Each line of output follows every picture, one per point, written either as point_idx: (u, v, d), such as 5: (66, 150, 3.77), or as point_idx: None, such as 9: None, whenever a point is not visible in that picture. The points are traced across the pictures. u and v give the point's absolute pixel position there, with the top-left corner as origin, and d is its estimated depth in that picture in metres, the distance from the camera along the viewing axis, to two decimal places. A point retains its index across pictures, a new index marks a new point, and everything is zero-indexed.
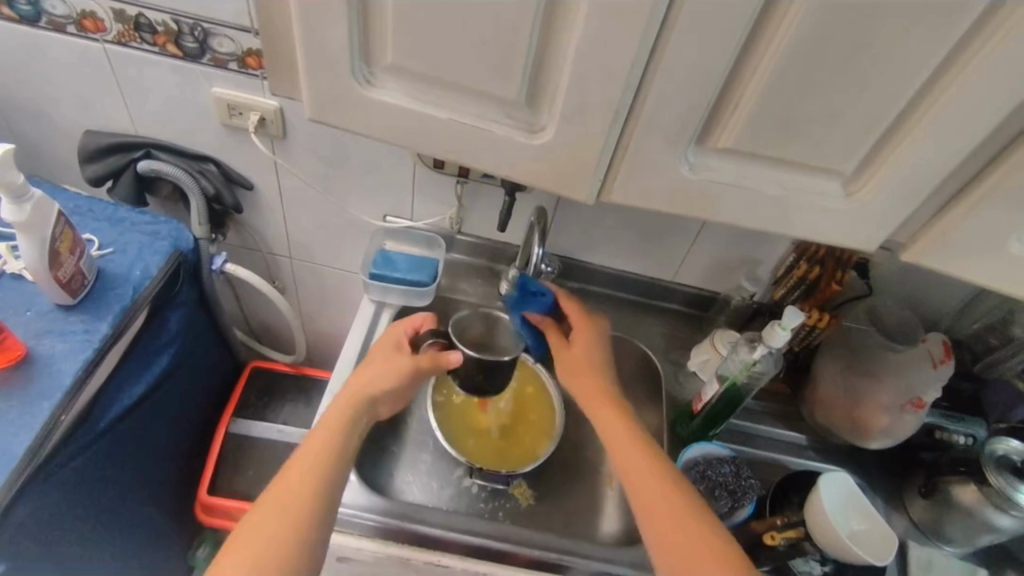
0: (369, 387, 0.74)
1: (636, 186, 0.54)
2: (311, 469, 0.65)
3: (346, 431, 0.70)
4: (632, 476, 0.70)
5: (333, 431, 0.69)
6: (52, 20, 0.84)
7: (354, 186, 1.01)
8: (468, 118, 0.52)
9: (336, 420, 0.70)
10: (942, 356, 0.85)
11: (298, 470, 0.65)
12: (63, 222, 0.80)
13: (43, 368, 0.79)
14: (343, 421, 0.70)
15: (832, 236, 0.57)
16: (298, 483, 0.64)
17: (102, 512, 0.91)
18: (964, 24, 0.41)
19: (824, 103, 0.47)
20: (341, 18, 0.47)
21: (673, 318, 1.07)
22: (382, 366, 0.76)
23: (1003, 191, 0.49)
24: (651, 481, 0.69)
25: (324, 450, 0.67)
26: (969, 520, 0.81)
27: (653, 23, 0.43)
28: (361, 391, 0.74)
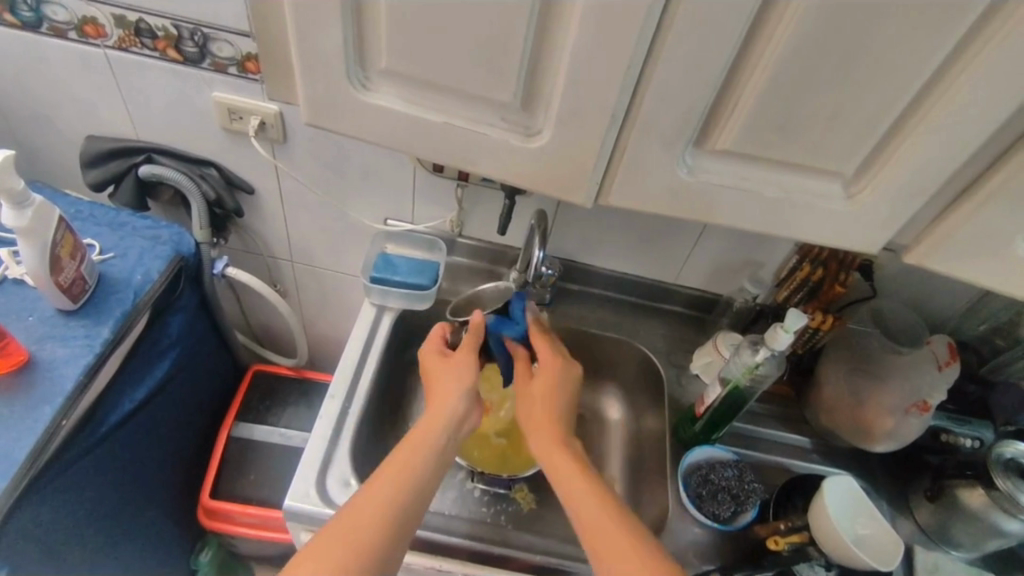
0: (450, 401, 0.74)
1: (633, 188, 0.53)
2: (400, 480, 0.65)
3: (433, 445, 0.69)
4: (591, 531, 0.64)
5: (421, 444, 0.69)
6: (53, 26, 0.84)
7: (355, 189, 1.01)
8: (464, 122, 0.52)
9: (421, 434, 0.70)
10: (947, 358, 0.85)
11: (385, 481, 0.64)
12: (64, 227, 0.81)
13: (44, 373, 0.79)
14: (429, 436, 0.70)
15: (834, 239, 0.56)
16: (384, 496, 0.63)
17: (105, 516, 0.91)
18: (966, 23, 0.41)
19: (824, 103, 0.46)
20: (335, 23, 0.47)
21: (675, 320, 1.06)
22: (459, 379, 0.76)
23: (1007, 192, 0.49)
24: (608, 532, 0.63)
25: (409, 464, 0.67)
26: (978, 524, 0.80)
27: (649, 24, 0.42)
28: (447, 401, 0.74)
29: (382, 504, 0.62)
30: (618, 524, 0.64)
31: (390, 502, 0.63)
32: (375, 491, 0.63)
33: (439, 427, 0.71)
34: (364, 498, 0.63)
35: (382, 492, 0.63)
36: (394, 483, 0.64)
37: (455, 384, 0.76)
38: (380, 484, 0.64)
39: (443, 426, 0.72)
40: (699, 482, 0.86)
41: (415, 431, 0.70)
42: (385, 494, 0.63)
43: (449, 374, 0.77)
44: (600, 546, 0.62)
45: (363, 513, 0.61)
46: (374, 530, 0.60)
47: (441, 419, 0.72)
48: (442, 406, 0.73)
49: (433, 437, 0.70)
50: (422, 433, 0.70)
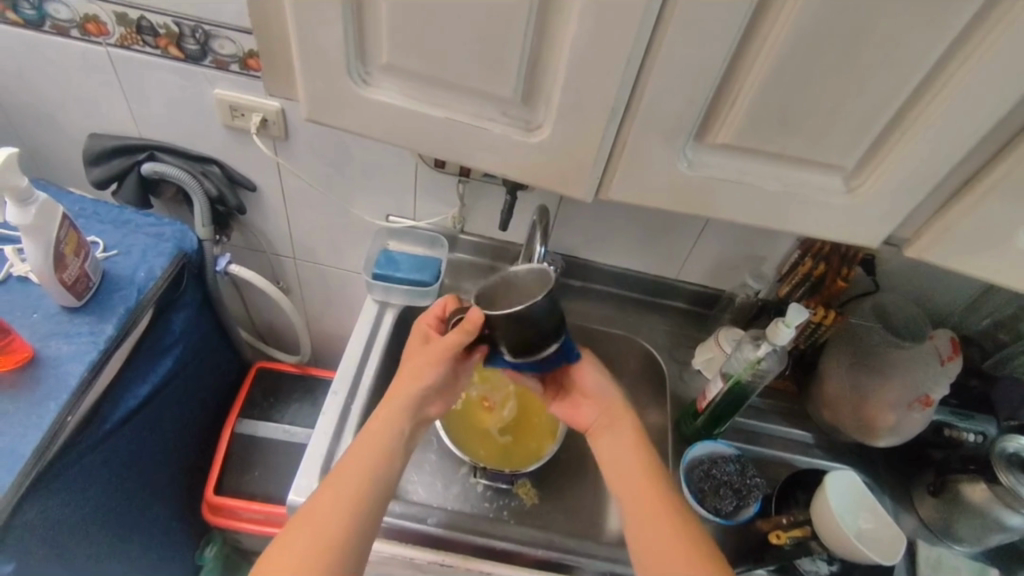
0: (407, 388, 0.72)
1: (634, 183, 0.54)
2: (360, 474, 0.65)
3: (392, 435, 0.69)
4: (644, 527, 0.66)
5: (380, 435, 0.68)
6: (55, 24, 0.85)
7: (357, 186, 1.01)
8: (464, 117, 0.52)
9: (378, 428, 0.69)
10: (949, 353, 0.86)
11: (346, 476, 0.64)
12: (67, 224, 0.81)
13: (49, 370, 0.80)
14: (385, 430, 0.69)
15: (836, 232, 0.56)
16: (344, 490, 0.63)
17: (110, 513, 0.92)
18: (967, 13, 0.40)
19: (823, 97, 0.46)
20: (335, 19, 0.47)
21: (676, 315, 1.07)
22: (418, 365, 0.73)
23: (1009, 185, 0.49)
24: (654, 502, 0.67)
25: (368, 459, 0.66)
26: (981, 519, 0.79)
27: (648, 19, 0.42)
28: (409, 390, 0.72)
29: (342, 499, 0.62)
30: (667, 516, 0.66)
31: (350, 495, 0.63)
32: (332, 492, 0.63)
33: (394, 417, 0.70)
34: (320, 500, 0.62)
35: (338, 491, 0.63)
36: (350, 483, 0.64)
37: (412, 373, 0.72)
38: (340, 479, 0.64)
39: (398, 414, 0.70)
40: (701, 477, 0.85)
41: (372, 423, 0.69)
42: (340, 494, 0.63)
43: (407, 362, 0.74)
44: (646, 516, 0.66)
45: (322, 509, 0.61)
46: (332, 532, 0.60)
47: (397, 407, 0.70)
48: (397, 395, 0.71)
49: (389, 430, 0.69)
50: (381, 428, 0.69)
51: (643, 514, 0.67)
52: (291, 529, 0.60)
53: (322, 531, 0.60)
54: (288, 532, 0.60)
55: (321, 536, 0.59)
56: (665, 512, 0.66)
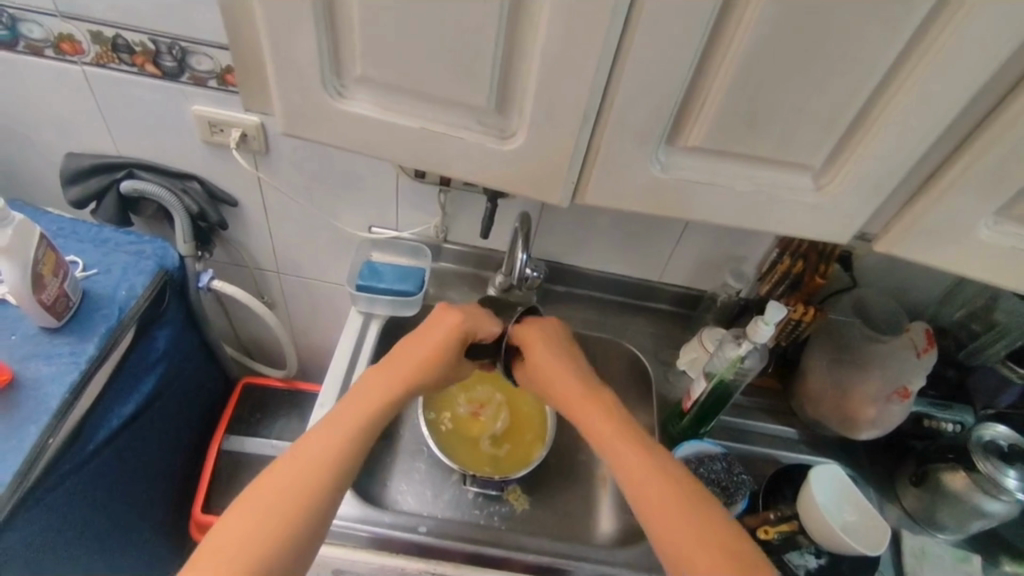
0: (412, 372, 0.73)
1: (609, 188, 0.55)
2: (344, 434, 0.66)
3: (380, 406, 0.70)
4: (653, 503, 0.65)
5: (370, 402, 0.70)
6: (29, 44, 0.84)
7: (338, 199, 1.01)
8: (441, 126, 0.53)
9: (368, 401, 0.70)
10: (924, 344, 0.86)
11: (332, 431, 0.66)
12: (45, 244, 0.80)
13: (30, 392, 0.79)
14: (377, 398, 0.70)
15: (809, 230, 0.57)
16: (326, 445, 0.65)
17: (94, 534, 0.91)
18: (921, 10, 0.42)
19: (788, 99, 0.48)
20: (309, 32, 0.47)
21: (659, 317, 1.08)
22: (428, 355, 0.75)
23: (969, 178, 0.50)
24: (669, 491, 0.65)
25: (351, 424, 0.67)
26: (961, 506, 0.81)
27: (616, 23, 0.43)
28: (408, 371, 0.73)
29: (321, 451, 0.64)
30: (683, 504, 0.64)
31: (327, 452, 0.64)
32: (313, 444, 0.65)
33: (387, 394, 0.71)
34: (299, 452, 0.64)
35: (314, 452, 0.64)
36: (334, 444, 0.65)
37: (416, 360, 0.74)
38: (327, 433, 0.66)
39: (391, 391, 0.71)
40: None
41: (365, 391, 0.71)
42: (318, 452, 0.64)
43: (414, 346, 0.76)
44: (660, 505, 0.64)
45: (303, 459, 0.64)
46: (306, 487, 0.61)
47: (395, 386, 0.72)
48: (393, 370, 0.73)
49: (384, 400, 0.70)
50: (374, 396, 0.70)
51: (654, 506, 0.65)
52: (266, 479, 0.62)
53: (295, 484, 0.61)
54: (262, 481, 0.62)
55: (295, 487, 0.61)
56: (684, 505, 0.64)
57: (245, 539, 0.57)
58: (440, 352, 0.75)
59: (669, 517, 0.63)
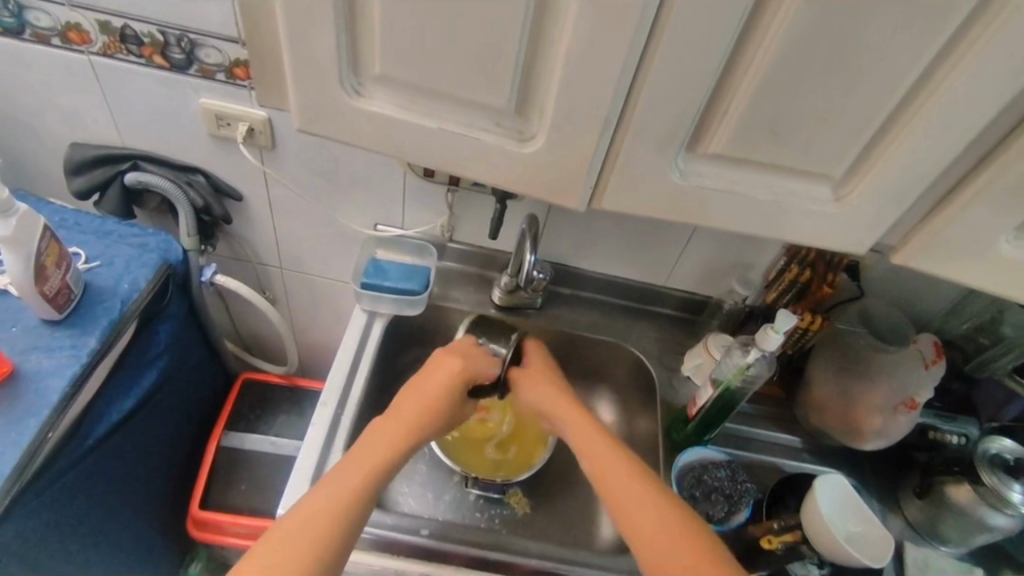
0: (418, 418, 0.75)
1: (625, 194, 0.54)
2: (361, 470, 0.67)
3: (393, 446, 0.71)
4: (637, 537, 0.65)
5: (385, 443, 0.70)
6: (36, 32, 0.83)
7: (344, 196, 1.00)
8: (457, 127, 0.52)
9: (381, 440, 0.71)
10: (932, 357, 0.86)
11: (353, 467, 0.67)
12: (49, 236, 0.79)
13: (30, 386, 0.78)
14: (386, 443, 0.71)
15: (824, 240, 0.57)
16: (346, 482, 0.65)
17: (90, 529, 0.90)
18: (961, 12, 0.41)
19: (812, 107, 0.47)
20: (328, 27, 0.46)
21: (663, 321, 1.07)
22: (433, 398, 0.77)
23: (991, 194, 0.50)
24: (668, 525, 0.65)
25: (369, 462, 0.68)
26: (965, 520, 0.81)
27: (642, 27, 0.43)
28: (415, 413, 0.75)
29: (343, 487, 0.64)
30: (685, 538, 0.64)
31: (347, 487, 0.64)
32: (335, 480, 0.65)
33: (399, 432, 0.72)
34: (325, 488, 0.64)
35: (336, 488, 0.64)
36: (348, 486, 0.65)
37: (422, 400, 0.77)
38: (348, 469, 0.66)
39: (401, 433, 0.72)
40: (693, 482, 0.86)
41: (368, 439, 0.71)
42: (338, 490, 0.64)
43: (422, 387, 0.78)
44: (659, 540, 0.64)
45: (325, 495, 0.63)
46: (328, 525, 0.61)
47: (402, 428, 0.73)
48: (398, 415, 0.74)
49: (396, 440, 0.71)
50: (387, 435, 0.71)
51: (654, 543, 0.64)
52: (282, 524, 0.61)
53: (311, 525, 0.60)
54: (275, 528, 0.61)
55: (323, 521, 0.61)
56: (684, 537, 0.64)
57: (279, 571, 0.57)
58: (445, 394, 0.78)
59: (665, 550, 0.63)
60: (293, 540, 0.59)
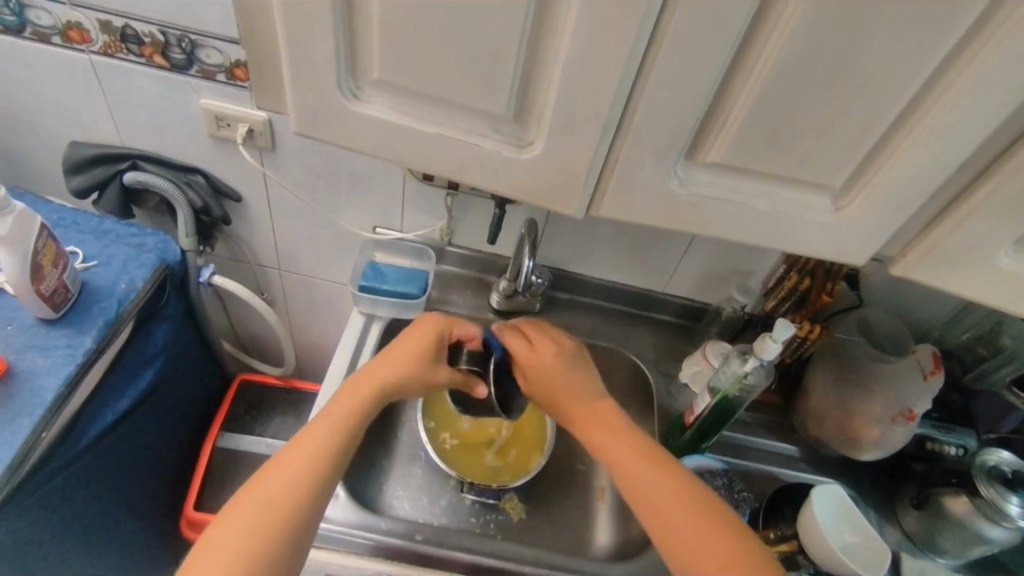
0: (388, 376, 0.73)
1: (624, 202, 0.54)
2: (333, 430, 0.67)
3: (363, 403, 0.71)
4: (653, 511, 0.67)
5: (354, 398, 0.71)
6: (37, 31, 0.83)
7: (343, 199, 1.00)
8: (456, 132, 0.52)
9: (353, 397, 0.71)
10: (931, 367, 0.85)
11: (323, 427, 0.68)
12: (45, 235, 0.79)
13: (24, 385, 0.78)
14: (358, 403, 0.70)
15: (824, 250, 0.56)
16: (317, 441, 0.66)
17: (83, 529, 0.89)
18: (964, 24, 0.41)
19: (812, 118, 0.47)
20: (327, 31, 0.46)
21: (661, 328, 1.07)
22: (408, 355, 0.75)
23: (993, 205, 0.49)
24: (667, 491, 0.68)
25: (339, 422, 0.68)
26: (963, 532, 0.80)
27: (643, 34, 0.43)
28: (388, 370, 0.74)
29: (313, 449, 0.65)
30: (684, 506, 0.66)
31: (320, 448, 0.66)
32: (308, 442, 0.66)
33: (368, 388, 0.72)
34: (298, 449, 0.65)
35: (307, 450, 0.65)
36: (317, 448, 0.65)
37: (388, 365, 0.74)
38: (319, 428, 0.67)
39: (372, 389, 0.72)
40: None
41: (341, 396, 0.71)
42: (310, 452, 0.65)
43: (398, 345, 0.77)
44: (659, 508, 0.67)
45: (298, 457, 0.64)
46: (299, 488, 0.62)
47: (373, 385, 0.72)
48: (354, 385, 0.72)
49: (366, 399, 0.71)
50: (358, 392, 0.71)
51: (654, 509, 0.67)
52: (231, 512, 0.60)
53: (262, 513, 0.60)
54: (226, 515, 0.60)
55: (296, 484, 0.62)
56: (682, 505, 0.67)
57: (257, 533, 0.59)
58: (421, 352, 0.76)
59: (671, 518, 0.66)
60: (266, 501, 0.61)
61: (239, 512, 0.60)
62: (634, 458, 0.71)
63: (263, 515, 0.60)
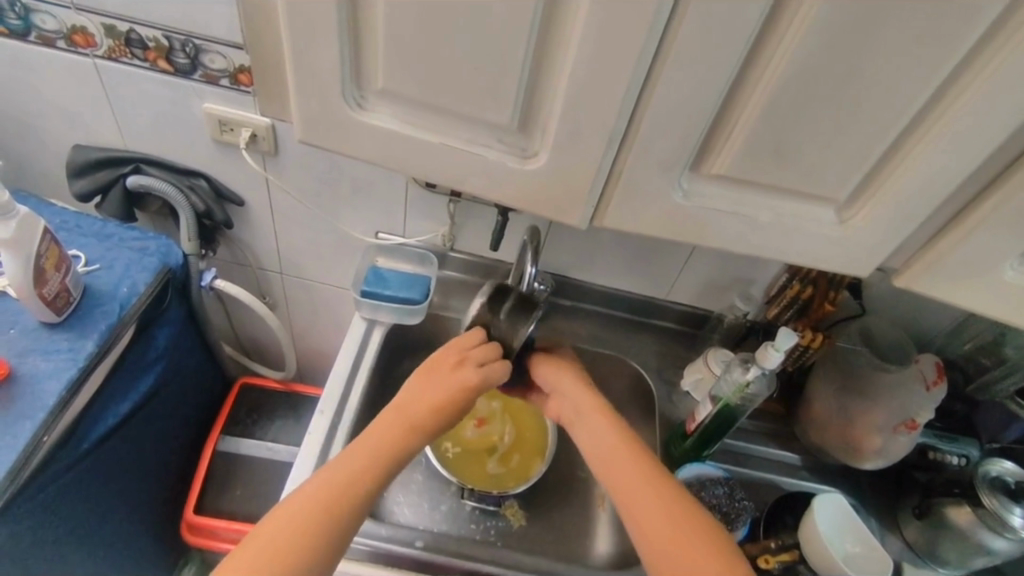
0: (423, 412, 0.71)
1: (628, 212, 0.54)
2: (365, 461, 0.66)
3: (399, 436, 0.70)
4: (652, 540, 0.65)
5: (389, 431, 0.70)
6: (42, 35, 0.83)
7: (346, 204, 1.00)
8: (459, 141, 0.52)
9: (389, 428, 0.70)
10: (934, 377, 0.86)
11: (357, 457, 0.67)
12: (48, 239, 0.79)
13: (26, 388, 0.78)
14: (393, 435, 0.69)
15: (828, 262, 0.56)
16: (350, 470, 0.65)
17: (83, 533, 0.89)
18: (971, 38, 0.40)
19: (817, 131, 0.47)
20: (332, 40, 0.46)
21: (664, 335, 1.07)
22: (444, 386, 0.73)
23: (998, 218, 0.49)
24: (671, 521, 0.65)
25: (373, 454, 0.67)
26: (965, 542, 0.80)
27: (649, 45, 0.43)
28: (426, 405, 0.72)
29: (343, 477, 0.64)
30: (690, 538, 0.64)
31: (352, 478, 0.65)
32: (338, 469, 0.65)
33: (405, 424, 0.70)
34: (328, 476, 0.65)
35: (337, 477, 0.64)
36: (349, 477, 0.65)
37: (422, 399, 0.72)
38: (354, 458, 0.67)
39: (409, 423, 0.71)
40: None
41: (378, 426, 0.70)
42: (339, 480, 0.64)
43: (433, 376, 0.74)
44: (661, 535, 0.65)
45: (327, 485, 0.64)
46: (325, 516, 0.61)
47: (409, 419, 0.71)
48: (391, 416, 0.71)
49: (402, 432, 0.70)
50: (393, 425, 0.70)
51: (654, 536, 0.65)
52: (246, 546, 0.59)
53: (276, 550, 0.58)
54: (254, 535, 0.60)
55: (323, 512, 0.62)
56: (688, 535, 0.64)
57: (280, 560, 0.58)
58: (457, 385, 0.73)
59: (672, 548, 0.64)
60: (291, 527, 0.60)
61: (264, 536, 0.59)
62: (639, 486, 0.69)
63: (287, 541, 0.59)
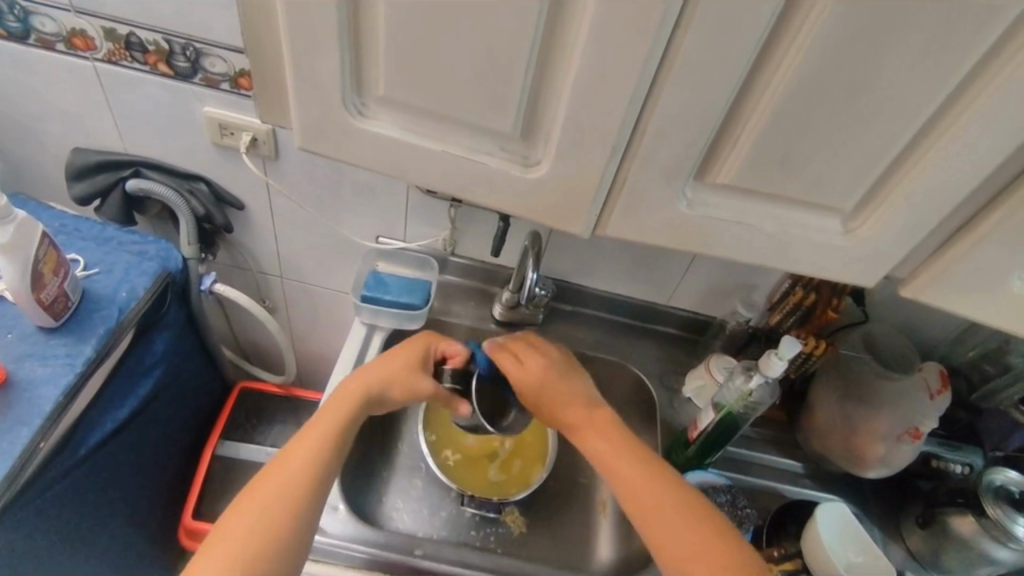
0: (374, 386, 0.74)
1: (632, 221, 0.53)
2: (322, 436, 0.68)
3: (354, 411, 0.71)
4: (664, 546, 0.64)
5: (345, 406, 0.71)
6: (41, 38, 0.83)
7: (346, 208, 1.00)
8: (461, 149, 0.51)
9: (344, 404, 0.71)
10: (939, 386, 0.86)
11: (313, 435, 0.68)
12: (46, 243, 0.78)
13: (23, 394, 0.77)
14: (348, 412, 0.71)
15: (833, 272, 0.56)
16: (308, 448, 0.66)
17: (80, 539, 0.88)
18: (981, 49, 0.40)
19: (822, 141, 0.46)
20: (333, 47, 0.46)
21: (665, 341, 1.06)
22: (396, 367, 0.76)
23: (1005, 229, 0.49)
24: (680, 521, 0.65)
25: (329, 429, 0.69)
26: (969, 552, 0.79)
27: (654, 53, 0.42)
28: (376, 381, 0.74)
29: (304, 458, 0.65)
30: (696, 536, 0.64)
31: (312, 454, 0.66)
32: (298, 449, 0.66)
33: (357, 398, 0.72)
34: (289, 457, 0.66)
35: (298, 458, 0.65)
36: (309, 455, 0.66)
37: (376, 376, 0.75)
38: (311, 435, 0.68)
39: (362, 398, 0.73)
40: None
41: (332, 405, 0.72)
42: (301, 460, 0.65)
43: (385, 359, 0.77)
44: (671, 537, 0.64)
45: (290, 466, 0.64)
46: (291, 495, 0.62)
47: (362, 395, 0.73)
48: (344, 392, 0.73)
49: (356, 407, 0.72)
50: (347, 402, 0.72)
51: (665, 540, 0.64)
52: (216, 537, 0.59)
53: (248, 536, 0.58)
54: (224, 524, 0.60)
55: (290, 492, 0.62)
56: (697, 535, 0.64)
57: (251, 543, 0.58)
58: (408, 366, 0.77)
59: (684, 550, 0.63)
60: (259, 511, 0.60)
61: (233, 523, 0.60)
62: (644, 489, 0.68)
63: (257, 525, 0.59)
